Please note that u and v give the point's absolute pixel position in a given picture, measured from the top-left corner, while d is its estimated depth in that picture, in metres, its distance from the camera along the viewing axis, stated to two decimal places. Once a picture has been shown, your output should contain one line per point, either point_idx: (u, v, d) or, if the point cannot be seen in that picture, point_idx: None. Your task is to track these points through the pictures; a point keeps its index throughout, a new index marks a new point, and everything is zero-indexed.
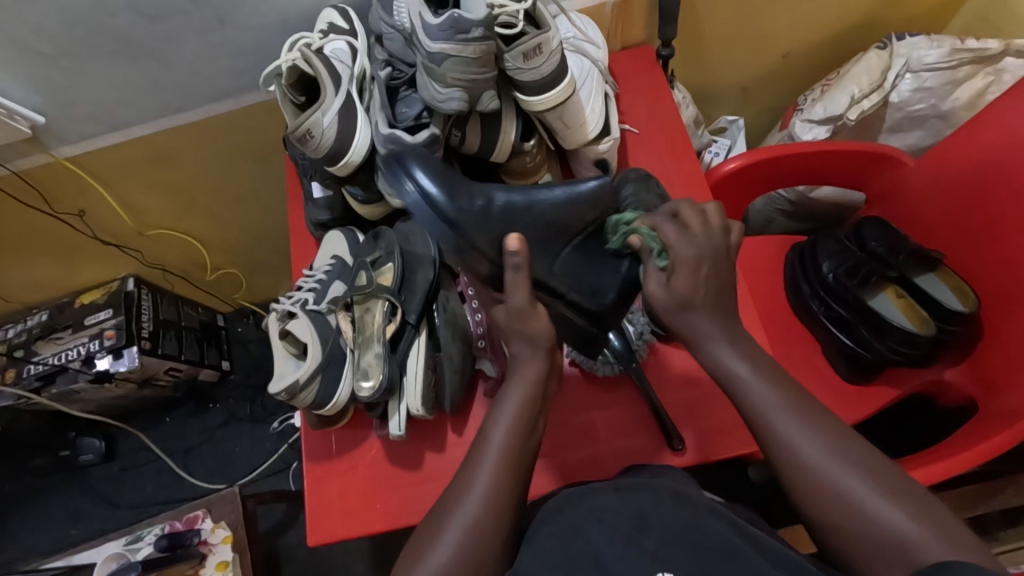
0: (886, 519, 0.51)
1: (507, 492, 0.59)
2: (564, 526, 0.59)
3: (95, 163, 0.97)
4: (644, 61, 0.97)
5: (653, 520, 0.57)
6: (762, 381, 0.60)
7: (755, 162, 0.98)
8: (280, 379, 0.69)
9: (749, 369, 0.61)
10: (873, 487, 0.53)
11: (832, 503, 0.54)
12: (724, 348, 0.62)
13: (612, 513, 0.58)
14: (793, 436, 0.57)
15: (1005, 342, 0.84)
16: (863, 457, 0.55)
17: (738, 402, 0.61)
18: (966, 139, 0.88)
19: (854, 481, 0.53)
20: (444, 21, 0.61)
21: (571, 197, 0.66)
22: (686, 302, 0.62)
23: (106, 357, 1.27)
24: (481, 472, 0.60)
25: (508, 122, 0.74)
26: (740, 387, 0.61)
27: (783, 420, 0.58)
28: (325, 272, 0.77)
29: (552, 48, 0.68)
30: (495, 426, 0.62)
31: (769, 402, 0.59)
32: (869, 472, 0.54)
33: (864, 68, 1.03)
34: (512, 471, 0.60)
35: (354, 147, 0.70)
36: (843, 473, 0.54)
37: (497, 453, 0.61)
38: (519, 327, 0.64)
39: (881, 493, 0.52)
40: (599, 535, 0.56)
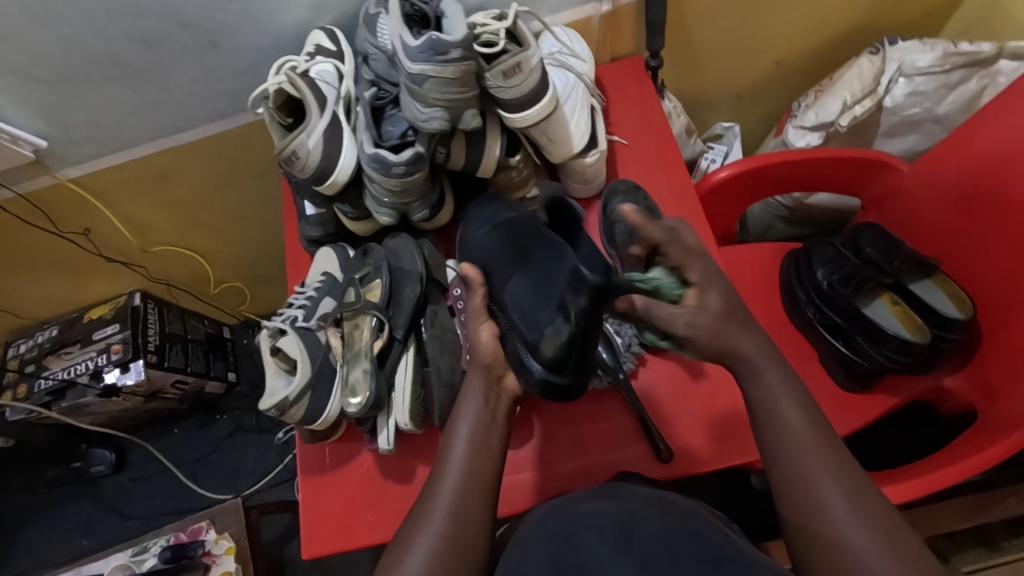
0: (875, 572, 0.51)
1: (474, 499, 0.58)
2: (553, 531, 0.60)
3: (96, 184, 1.00)
4: (633, 72, 0.97)
5: (637, 526, 0.58)
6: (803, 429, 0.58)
7: (748, 169, 0.96)
8: (271, 395, 0.70)
9: (782, 398, 0.60)
10: (880, 546, 0.52)
11: (829, 547, 0.53)
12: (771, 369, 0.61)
13: (599, 522, 0.59)
14: (813, 479, 0.56)
15: (1008, 349, 0.83)
16: (880, 522, 0.53)
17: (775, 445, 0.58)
18: (960, 144, 0.87)
19: (861, 535, 0.53)
20: (423, 43, 0.62)
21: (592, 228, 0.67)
22: (729, 309, 0.61)
23: (113, 370, 1.30)
24: (446, 485, 0.59)
25: (493, 138, 0.74)
26: (776, 427, 0.59)
27: (805, 457, 0.57)
28: (316, 289, 0.77)
29: (531, 65, 0.68)
30: (456, 437, 0.62)
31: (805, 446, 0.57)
32: (885, 535, 0.52)
33: (856, 73, 1.01)
34: (477, 488, 0.59)
35: (339, 166, 0.70)
36: (852, 530, 0.53)
37: (459, 461, 0.60)
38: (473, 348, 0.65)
39: (880, 550, 0.52)
40: (588, 543, 0.57)
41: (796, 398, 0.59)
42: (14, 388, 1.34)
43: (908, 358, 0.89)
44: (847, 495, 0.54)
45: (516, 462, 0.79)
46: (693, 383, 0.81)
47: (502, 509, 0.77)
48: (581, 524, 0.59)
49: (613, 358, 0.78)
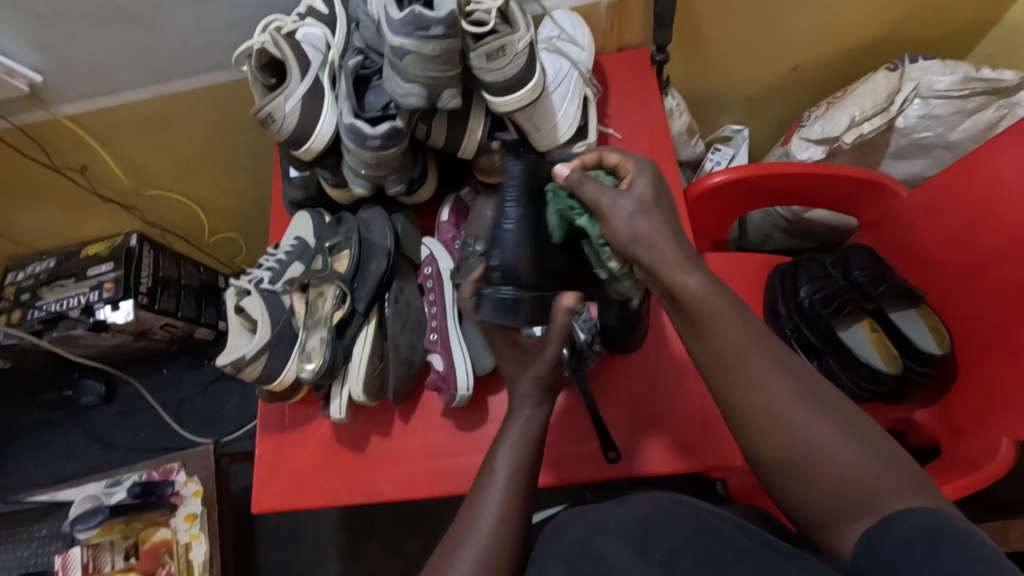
0: (846, 463, 0.49)
1: (516, 513, 0.57)
2: (571, 539, 0.56)
3: (92, 123, 1.00)
4: (639, 65, 0.95)
5: (656, 528, 0.54)
6: (733, 321, 0.52)
7: (743, 178, 0.94)
8: (230, 351, 0.71)
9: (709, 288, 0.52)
10: (842, 434, 0.50)
11: (792, 454, 0.50)
12: (683, 271, 0.52)
13: (615, 526, 0.56)
14: (761, 378, 0.51)
15: (979, 390, 0.82)
16: (831, 403, 0.51)
17: (712, 348, 0.52)
18: (961, 174, 0.83)
19: (824, 432, 0.50)
20: (406, 16, 0.61)
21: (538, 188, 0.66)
22: (658, 196, 0.54)
23: (104, 308, 1.33)
24: (489, 502, 0.57)
25: (476, 120, 0.73)
26: (704, 325, 0.52)
27: (748, 362, 0.52)
28: (286, 252, 0.77)
29: (517, 50, 0.66)
30: (499, 458, 0.60)
31: (745, 345, 0.52)
32: (840, 418, 0.50)
33: (869, 89, 0.97)
34: (521, 496, 0.58)
35: (316, 133, 0.70)
36: (811, 424, 0.50)
37: (503, 483, 0.59)
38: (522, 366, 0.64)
39: (846, 438, 0.49)
40: (608, 547, 0.53)
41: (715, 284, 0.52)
42: (9, 313, 1.37)
43: (877, 387, 0.88)
44: (798, 395, 0.51)
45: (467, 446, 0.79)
46: (652, 387, 0.81)
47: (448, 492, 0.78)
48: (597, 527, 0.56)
49: (574, 356, 0.77)
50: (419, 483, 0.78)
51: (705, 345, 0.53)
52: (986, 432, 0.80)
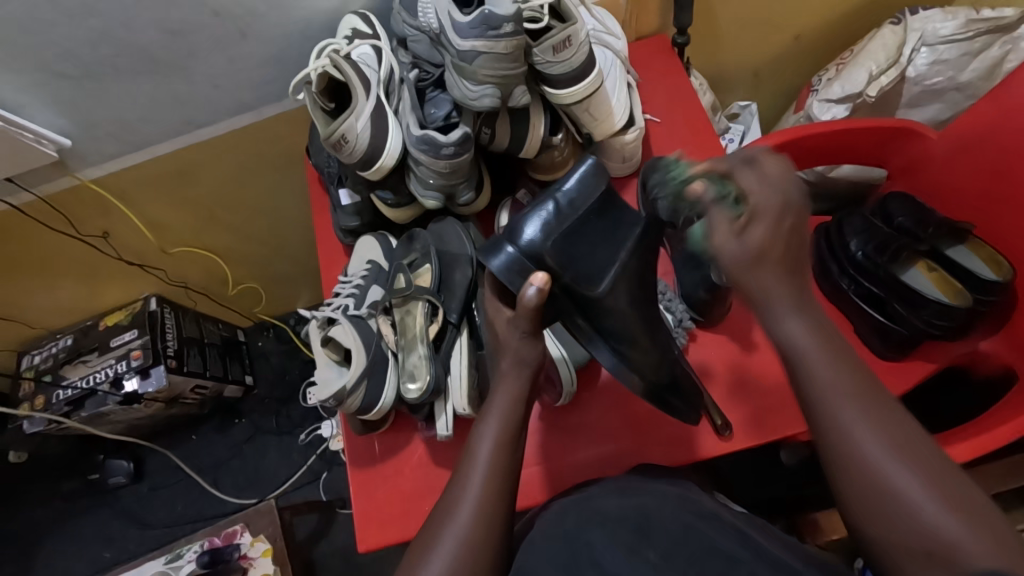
0: (935, 521, 0.43)
1: (500, 498, 0.57)
2: (566, 531, 0.59)
3: (117, 184, 0.97)
4: (660, 50, 0.97)
5: (653, 527, 0.57)
6: (826, 354, 0.50)
7: (779, 144, 0.97)
8: (327, 386, 0.69)
9: (812, 344, 0.51)
10: (927, 485, 0.45)
11: (881, 503, 0.45)
12: (789, 320, 0.52)
13: (615, 521, 0.58)
14: (847, 418, 0.48)
15: None
16: (923, 454, 0.46)
17: (799, 374, 0.51)
18: (991, 109, 0.87)
19: (907, 476, 0.45)
20: (475, 18, 0.61)
21: (580, 180, 0.64)
22: (766, 254, 0.51)
23: (133, 378, 1.27)
24: (469, 486, 0.58)
25: (537, 118, 0.73)
26: (801, 361, 0.51)
27: (834, 402, 0.49)
28: (362, 277, 0.76)
29: (581, 40, 0.66)
30: (482, 440, 0.60)
31: (830, 381, 0.49)
32: (933, 470, 0.45)
33: (879, 44, 1.02)
34: (501, 480, 0.58)
35: (387, 150, 0.69)
36: (897, 468, 0.46)
37: (484, 465, 0.58)
38: (518, 352, 0.63)
39: (936, 492, 0.44)
40: (602, 540, 0.56)
41: (809, 329, 0.51)
42: (31, 399, 1.31)
43: (948, 322, 0.90)
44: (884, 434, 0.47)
45: (573, 445, 0.79)
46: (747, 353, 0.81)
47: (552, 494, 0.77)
48: (600, 517, 0.59)
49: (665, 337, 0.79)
50: (522, 494, 0.77)
51: (795, 373, 0.51)
52: None
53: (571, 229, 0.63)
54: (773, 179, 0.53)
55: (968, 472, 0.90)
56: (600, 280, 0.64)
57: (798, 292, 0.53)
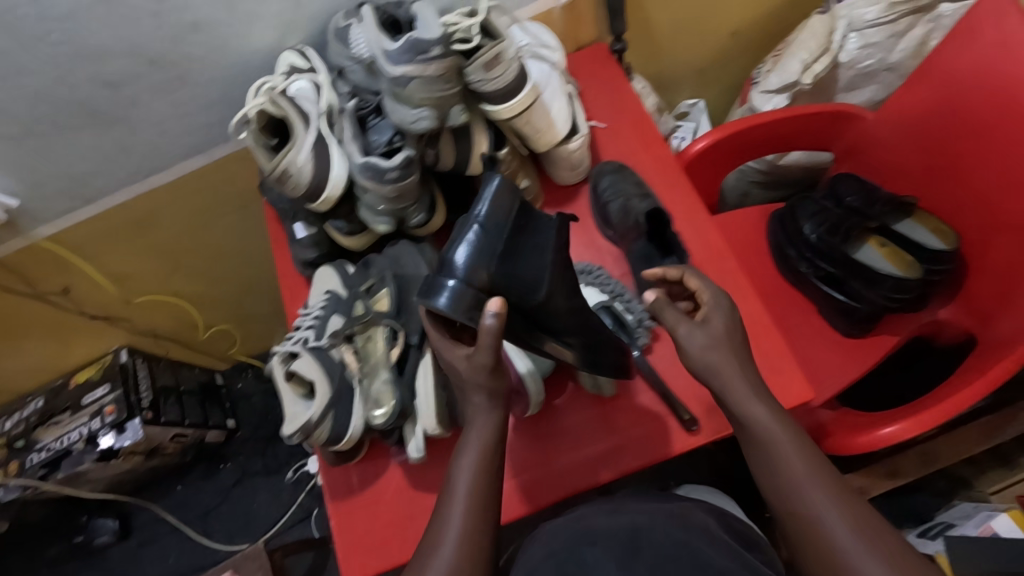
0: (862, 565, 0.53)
1: (483, 524, 0.60)
2: (563, 549, 0.64)
3: (71, 240, 0.97)
4: (600, 58, 0.99)
5: (643, 541, 0.62)
6: (779, 430, 0.61)
7: (724, 137, 1.00)
8: (293, 419, 0.69)
9: (772, 418, 0.61)
10: (855, 537, 0.54)
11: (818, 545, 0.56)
12: (751, 402, 0.62)
13: (608, 538, 0.63)
14: (795, 478, 0.59)
15: (989, 271, 0.89)
16: (853, 512, 0.56)
17: (755, 443, 0.62)
18: (919, 84, 0.92)
19: (839, 529, 0.55)
20: (403, 44, 0.62)
21: (490, 199, 0.59)
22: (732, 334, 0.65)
23: (108, 434, 1.26)
24: (452, 521, 0.60)
25: (479, 134, 0.75)
26: (756, 436, 0.61)
27: (777, 465, 0.60)
28: (321, 307, 0.75)
29: (510, 56, 0.68)
30: (462, 472, 0.62)
31: (782, 449, 0.60)
32: (863, 528, 0.55)
33: (809, 34, 1.05)
34: (483, 513, 0.61)
35: (331, 180, 0.69)
36: (830, 519, 0.56)
37: (465, 496, 0.61)
38: (485, 382, 0.61)
39: (861, 541, 0.54)
40: (593, 557, 0.61)
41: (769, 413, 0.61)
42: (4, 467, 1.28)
43: (906, 295, 0.92)
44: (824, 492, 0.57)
45: (547, 454, 0.79)
46: None
47: (532, 506, 0.77)
48: (591, 537, 0.64)
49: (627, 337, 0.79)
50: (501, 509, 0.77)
51: (750, 443, 0.63)
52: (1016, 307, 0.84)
53: (499, 249, 0.59)
54: (713, 322, 0.65)
55: (940, 439, 0.91)
56: (538, 286, 0.61)
57: (751, 381, 0.63)
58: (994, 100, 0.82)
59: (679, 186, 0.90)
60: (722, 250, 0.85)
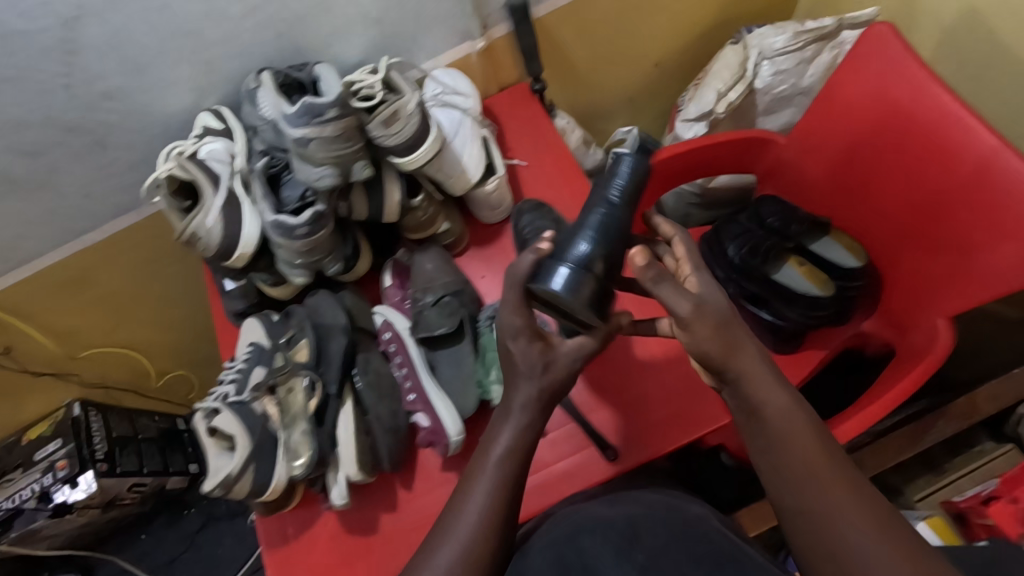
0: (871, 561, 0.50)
1: (505, 506, 0.59)
2: (563, 537, 0.66)
3: (7, 301, 0.97)
4: (522, 99, 1.02)
5: (642, 530, 0.64)
6: (796, 415, 0.57)
7: (646, 168, 1.02)
8: (214, 475, 0.69)
9: (787, 404, 0.57)
10: (865, 533, 0.52)
11: (828, 538, 0.52)
12: (771, 388, 0.58)
13: (608, 526, 0.65)
14: (803, 466, 0.55)
15: (904, 280, 0.93)
16: (868, 508, 0.53)
17: (764, 427, 0.57)
18: (819, 109, 0.96)
19: (852, 523, 0.52)
20: (298, 108, 0.65)
21: (634, 178, 0.65)
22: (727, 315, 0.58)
23: (62, 488, 1.24)
24: (472, 497, 0.59)
25: (391, 183, 0.77)
26: (768, 420, 0.57)
27: (792, 451, 0.56)
28: (243, 360, 0.76)
29: (409, 111, 0.71)
30: (489, 449, 0.61)
31: (793, 435, 0.56)
32: (875, 523, 0.52)
33: (722, 64, 1.11)
34: (506, 493, 0.59)
35: (243, 239, 0.72)
36: (843, 513, 0.53)
37: (492, 473, 0.60)
38: (545, 367, 0.61)
39: (872, 536, 0.51)
40: (593, 548, 0.62)
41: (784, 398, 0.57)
42: None
43: (824, 310, 0.96)
44: (836, 483, 0.54)
45: None
46: (637, 369, 0.85)
47: None
48: (590, 526, 0.66)
49: None
50: None
51: (761, 428, 0.58)
52: (929, 312, 0.89)
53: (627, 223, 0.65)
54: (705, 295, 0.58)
55: (867, 450, 0.92)
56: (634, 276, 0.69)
57: (767, 364, 0.59)
58: (896, 131, 0.86)
59: None
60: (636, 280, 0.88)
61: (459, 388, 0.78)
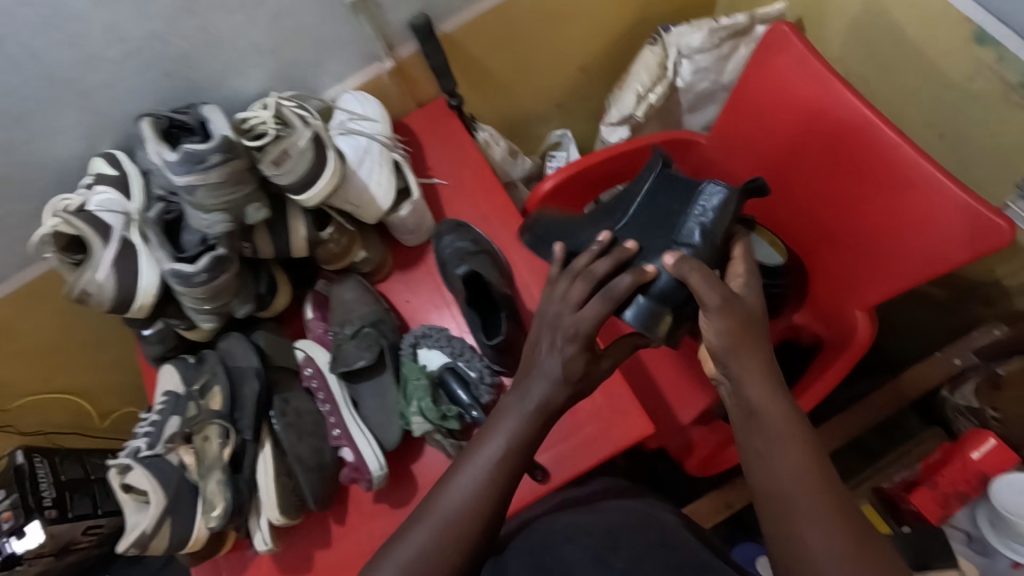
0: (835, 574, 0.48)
1: (487, 498, 0.59)
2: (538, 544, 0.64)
3: None
4: (440, 116, 1.00)
5: (622, 537, 0.62)
6: (788, 418, 0.56)
7: (569, 177, 1.02)
8: (129, 533, 0.68)
9: (781, 410, 0.56)
10: (838, 546, 0.49)
11: (795, 543, 0.51)
12: (768, 388, 0.57)
13: (587, 530, 0.64)
14: (786, 471, 0.53)
15: (827, 272, 0.92)
16: (846, 522, 0.51)
17: (754, 425, 0.56)
18: (733, 107, 0.95)
19: (823, 534, 0.50)
20: (178, 156, 0.63)
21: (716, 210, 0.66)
22: (748, 321, 0.59)
23: (7, 541, 1.08)
24: (459, 480, 0.60)
25: (296, 219, 0.76)
26: (757, 418, 0.56)
27: (777, 453, 0.54)
28: (158, 411, 0.75)
29: (300, 147, 0.70)
30: (487, 439, 0.62)
31: (781, 437, 0.55)
32: (851, 537, 0.50)
33: (642, 65, 1.09)
34: (497, 481, 0.59)
35: (139, 290, 0.70)
36: (815, 523, 0.50)
37: (485, 462, 0.60)
38: (581, 373, 0.62)
39: (845, 549, 0.49)
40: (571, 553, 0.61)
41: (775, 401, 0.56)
42: None
43: None
44: (818, 494, 0.52)
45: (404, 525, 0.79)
46: None
47: None
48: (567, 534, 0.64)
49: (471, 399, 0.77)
50: None
51: (749, 425, 0.57)
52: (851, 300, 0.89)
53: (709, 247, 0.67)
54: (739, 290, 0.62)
55: None
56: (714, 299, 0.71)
57: (764, 366, 0.58)
58: (809, 124, 0.86)
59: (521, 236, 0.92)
60: None
61: (383, 421, 0.78)
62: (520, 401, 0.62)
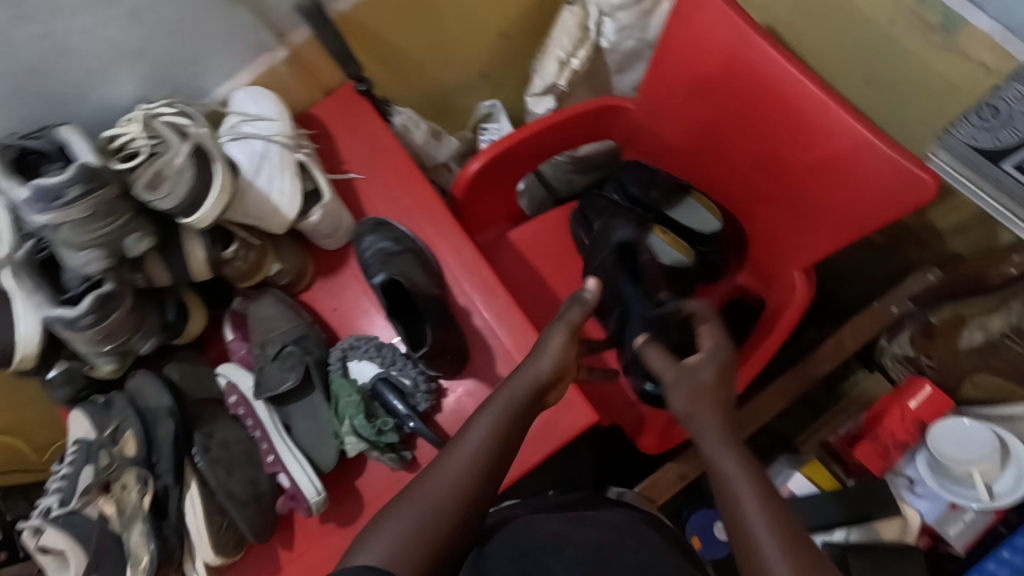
0: None
1: (478, 481, 0.56)
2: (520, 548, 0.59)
3: None
4: (350, 103, 0.92)
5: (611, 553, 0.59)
6: (742, 463, 0.56)
7: (497, 155, 0.94)
8: None
9: (735, 458, 0.56)
10: None
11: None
12: (727, 440, 0.57)
13: (569, 538, 0.60)
14: (746, 513, 0.52)
15: (764, 235, 0.91)
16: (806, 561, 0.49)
17: (713, 469, 0.56)
18: (656, 67, 0.89)
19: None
20: (29, 193, 0.56)
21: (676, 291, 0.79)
22: (713, 377, 0.61)
23: None
24: (446, 469, 0.56)
25: (191, 241, 0.69)
26: (713, 465, 0.56)
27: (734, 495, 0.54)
28: (69, 463, 0.70)
29: (177, 166, 0.64)
30: (474, 430, 0.59)
31: (737, 479, 0.54)
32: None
33: (561, 29, 1.03)
34: (485, 470, 0.56)
35: (21, 339, 0.64)
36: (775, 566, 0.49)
37: (469, 461, 0.57)
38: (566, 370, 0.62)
39: None
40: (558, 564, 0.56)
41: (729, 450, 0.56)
42: None
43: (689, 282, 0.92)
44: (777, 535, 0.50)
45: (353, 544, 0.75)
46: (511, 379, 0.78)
47: None
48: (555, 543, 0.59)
49: (406, 407, 0.75)
50: None
51: (709, 469, 0.57)
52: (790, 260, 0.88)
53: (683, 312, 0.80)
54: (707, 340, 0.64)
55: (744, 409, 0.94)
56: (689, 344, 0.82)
57: (719, 413, 0.59)
58: (737, 86, 0.81)
59: (448, 228, 0.86)
60: (492, 286, 0.82)
61: (318, 443, 0.74)
62: (516, 381, 0.62)
